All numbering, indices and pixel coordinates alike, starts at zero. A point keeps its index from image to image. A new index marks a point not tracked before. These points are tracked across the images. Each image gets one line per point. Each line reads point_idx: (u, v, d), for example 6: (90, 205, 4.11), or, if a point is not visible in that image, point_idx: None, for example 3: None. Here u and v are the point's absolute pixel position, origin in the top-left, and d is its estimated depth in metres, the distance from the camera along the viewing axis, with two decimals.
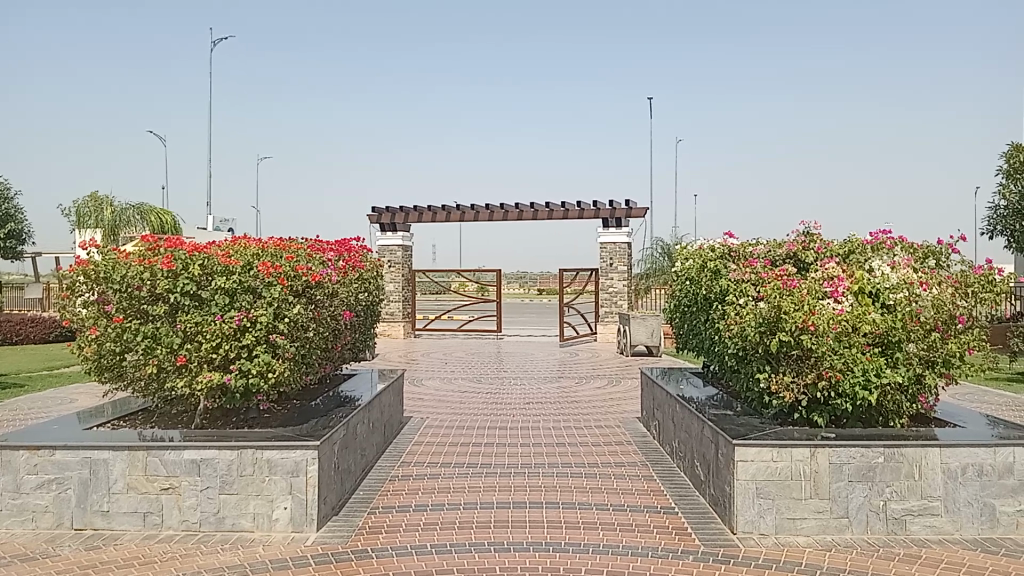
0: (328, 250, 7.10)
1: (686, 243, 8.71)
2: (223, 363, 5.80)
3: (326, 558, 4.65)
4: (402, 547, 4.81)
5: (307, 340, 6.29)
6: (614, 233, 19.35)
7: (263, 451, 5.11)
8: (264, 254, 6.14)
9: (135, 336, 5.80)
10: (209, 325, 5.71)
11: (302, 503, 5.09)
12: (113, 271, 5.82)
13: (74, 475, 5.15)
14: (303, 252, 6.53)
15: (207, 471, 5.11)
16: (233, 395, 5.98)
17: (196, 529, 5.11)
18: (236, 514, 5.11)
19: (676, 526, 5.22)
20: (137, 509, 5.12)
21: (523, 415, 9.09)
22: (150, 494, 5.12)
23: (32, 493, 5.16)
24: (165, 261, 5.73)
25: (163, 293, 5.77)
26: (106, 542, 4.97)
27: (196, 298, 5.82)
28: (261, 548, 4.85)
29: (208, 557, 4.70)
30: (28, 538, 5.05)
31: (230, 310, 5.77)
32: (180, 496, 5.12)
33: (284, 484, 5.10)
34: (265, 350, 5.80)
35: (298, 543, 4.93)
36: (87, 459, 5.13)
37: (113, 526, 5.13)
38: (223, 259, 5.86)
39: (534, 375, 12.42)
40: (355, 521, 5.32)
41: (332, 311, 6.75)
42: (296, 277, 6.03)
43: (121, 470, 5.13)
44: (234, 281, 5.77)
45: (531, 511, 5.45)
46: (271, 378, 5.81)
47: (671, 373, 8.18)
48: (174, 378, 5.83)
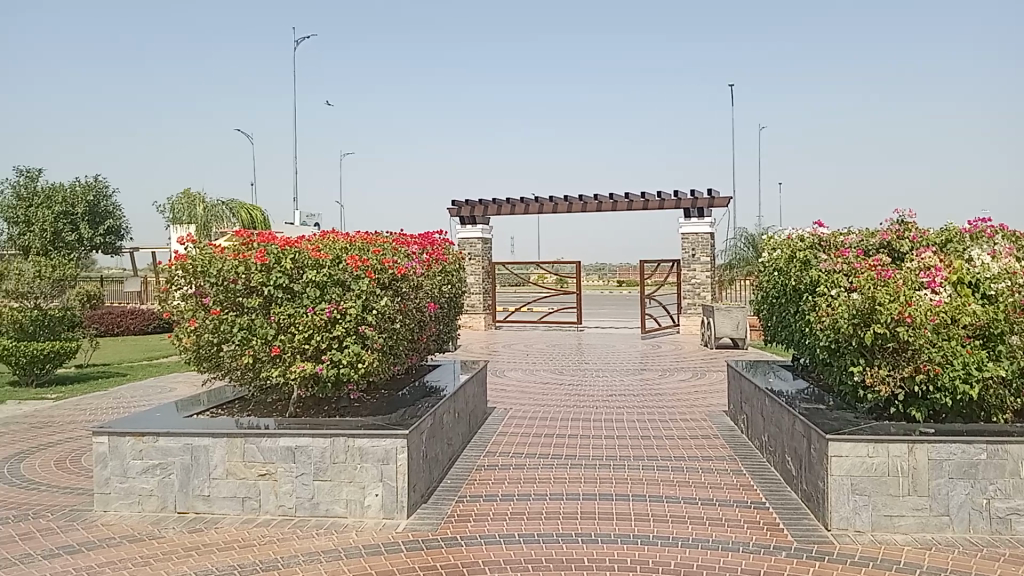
0: (412, 243, 7.21)
1: (774, 233, 8.50)
2: (316, 353, 5.97)
3: (417, 545, 4.73)
4: (490, 536, 4.86)
5: (394, 331, 6.40)
6: (697, 223, 19.04)
7: (355, 439, 5.22)
8: (352, 248, 6.28)
9: (232, 328, 6.00)
10: (301, 317, 5.87)
11: (392, 491, 5.19)
12: (211, 265, 6.04)
13: (176, 461, 5.37)
14: (388, 245, 6.64)
15: (302, 458, 5.27)
16: (325, 384, 6.11)
17: (293, 514, 5.27)
18: (330, 500, 5.24)
19: (767, 522, 5.12)
20: (236, 494, 5.32)
21: (606, 407, 9.06)
22: (248, 479, 5.31)
23: (138, 478, 5.41)
24: (259, 255, 5.93)
25: (257, 287, 5.96)
26: (208, 525, 5.17)
27: (288, 291, 5.98)
28: (355, 534, 4.97)
29: (304, 541, 4.85)
30: (135, 520, 5.30)
31: (322, 302, 5.91)
32: (277, 482, 5.29)
33: (374, 472, 5.21)
34: (354, 341, 5.94)
35: (389, 529, 5.03)
36: (189, 446, 5.35)
37: (214, 510, 5.34)
38: (314, 253, 6.01)
39: (616, 367, 12.36)
40: (444, 509, 5.39)
41: (417, 303, 6.85)
42: (383, 270, 6.14)
43: (221, 456, 5.33)
44: (324, 273, 5.91)
45: (618, 504, 5.43)
46: (361, 368, 5.93)
47: (758, 366, 8.00)
48: (269, 367, 6.02)
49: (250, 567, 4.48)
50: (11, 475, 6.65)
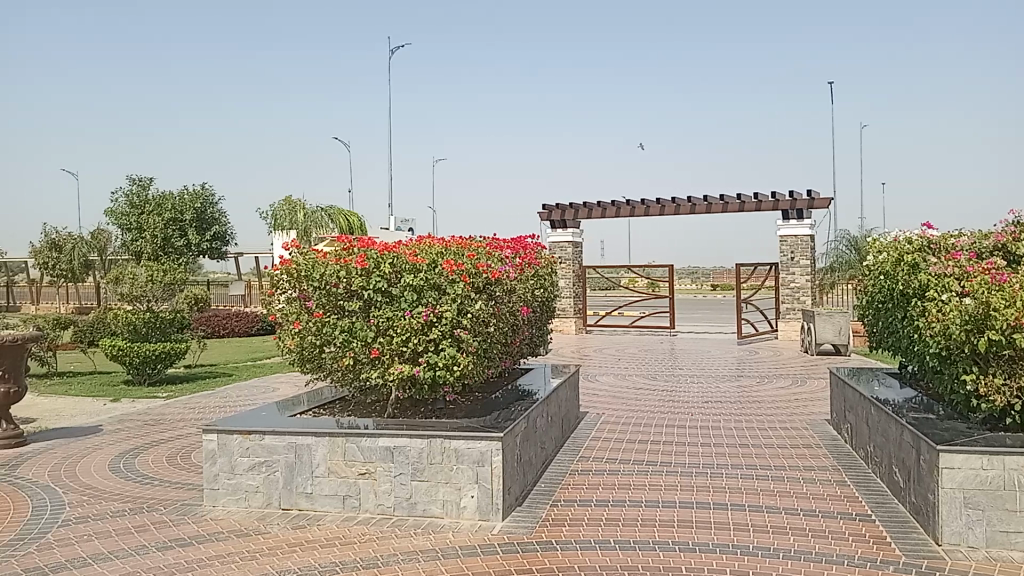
0: (505, 246, 7.26)
1: (879, 235, 8.20)
2: (413, 356, 6.09)
3: (512, 548, 4.77)
4: (586, 541, 4.85)
5: (488, 335, 6.46)
6: (796, 225, 18.53)
7: (451, 441, 5.30)
8: (448, 252, 6.37)
9: (333, 331, 6.18)
10: (399, 320, 6.00)
11: (488, 493, 5.24)
12: (313, 269, 6.24)
13: (281, 459, 5.56)
14: (482, 249, 6.71)
15: (400, 458, 5.38)
16: (422, 386, 6.23)
17: (391, 513, 5.39)
18: (427, 501, 5.34)
19: (873, 535, 4.94)
20: (337, 492, 5.47)
21: (702, 413, 8.91)
22: (348, 478, 5.46)
23: (245, 475, 5.63)
24: (360, 260, 6.08)
25: (357, 291, 6.12)
26: (311, 522, 5.34)
27: (386, 294, 6.11)
28: (452, 534, 5.04)
29: (403, 540, 4.95)
30: (242, 515, 5.52)
31: (418, 305, 6.02)
32: (376, 481, 5.42)
33: (470, 474, 5.28)
34: (450, 344, 6.03)
35: (485, 531, 5.08)
36: (293, 444, 5.53)
37: (316, 507, 5.51)
38: (411, 257, 6.13)
39: (712, 373, 12.15)
40: (539, 512, 5.41)
41: (511, 307, 6.90)
42: (477, 274, 6.21)
43: (323, 454, 5.49)
44: (421, 277, 6.02)
45: (716, 512, 5.34)
46: (456, 371, 6.02)
47: (862, 373, 7.73)
48: (368, 369, 6.17)
49: (351, 564, 4.60)
50: (128, 470, 7.02)
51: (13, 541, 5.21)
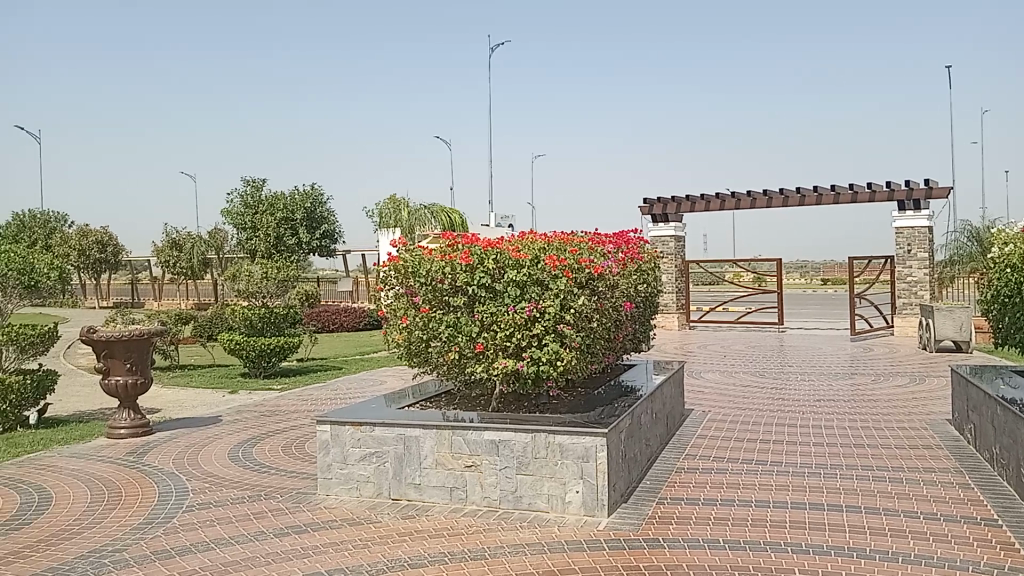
0: (607, 241, 7.24)
1: (1004, 226, 7.75)
2: (516, 351, 6.14)
3: (618, 544, 4.76)
4: (693, 540, 4.80)
5: (591, 330, 6.45)
6: (913, 216, 17.72)
7: (555, 436, 5.32)
8: (550, 248, 6.39)
9: (439, 325, 6.29)
10: (503, 315, 6.06)
11: (592, 488, 5.24)
12: (420, 266, 6.37)
13: (390, 450, 5.72)
14: (585, 244, 6.71)
15: (505, 451, 5.44)
16: (525, 381, 6.28)
17: (497, 506, 5.46)
18: (532, 494, 5.39)
19: (1001, 540, 4.69)
20: (444, 483, 5.59)
21: (813, 412, 8.65)
22: (455, 470, 5.56)
23: (356, 465, 5.82)
24: (464, 256, 6.17)
25: (462, 286, 6.21)
26: (419, 512, 5.47)
27: (490, 290, 6.19)
28: (557, 528, 5.07)
29: (509, 533, 5.01)
30: (354, 504, 5.70)
31: (522, 301, 6.06)
32: (482, 473, 5.50)
33: (575, 469, 5.29)
34: (553, 339, 6.05)
35: (590, 526, 5.09)
36: (401, 436, 5.68)
37: (425, 498, 5.64)
38: (514, 253, 6.18)
39: (823, 371, 11.77)
40: (644, 510, 5.38)
41: (614, 302, 6.87)
42: (580, 269, 6.21)
43: (430, 446, 5.62)
44: (524, 273, 6.06)
45: (829, 514, 5.18)
46: (560, 366, 6.04)
47: (987, 371, 7.34)
48: (473, 363, 6.26)
49: (458, 555, 4.69)
50: (246, 458, 7.35)
51: (143, 524, 5.55)
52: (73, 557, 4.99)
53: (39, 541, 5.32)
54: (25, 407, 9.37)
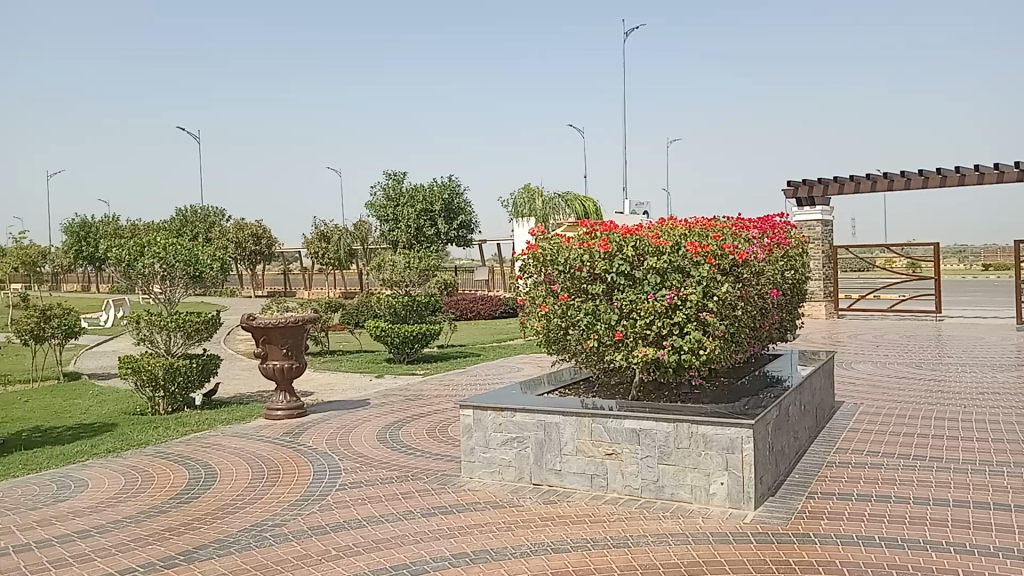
0: (752, 226, 7.00)
1: None
2: (657, 339, 6.04)
3: (767, 538, 4.61)
4: (847, 536, 4.59)
5: (736, 318, 6.26)
6: None
7: (699, 426, 5.21)
8: (692, 233, 6.25)
9: (578, 313, 6.27)
10: (642, 303, 5.97)
11: (738, 481, 5.10)
12: (558, 254, 6.38)
13: (531, 436, 5.78)
14: (728, 230, 6.51)
15: (647, 441, 5.38)
16: (666, 369, 6.17)
17: (638, 495, 5.42)
18: (675, 485, 5.31)
19: None
20: (585, 470, 5.59)
21: (978, 405, 8.08)
22: (596, 458, 5.56)
23: (498, 449, 5.91)
24: (603, 244, 6.12)
25: (601, 274, 6.16)
26: (561, 498, 5.50)
27: (629, 278, 6.11)
28: (701, 520, 4.97)
29: (651, 523, 4.95)
30: (497, 487, 5.80)
31: (662, 288, 5.96)
32: (623, 462, 5.47)
33: (720, 460, 5.17)
34: (695, 327, 5.91)
35: (736, 519, 4.96)
36: (542, 422, 5.72)
37: (566, 484, 5.66)
38: (654, 240, 6.08)
39: (988, 362, 10.98)
40: (793, 504, 5.19)
41: (760, 290, 6.64)
42: (723, 256, 6.04)
43: (571, 433, 5.63)
44: (664, 260, 5.96)
45: (999, 514, 4.83)
46: (703, 355, 5.90)
47: None
48: (612, 352, 6.20)
49: (601, 542, 4.68)
50: (393, 440, 7.61)
51: (299, 501, 5.84)
52: (237, 530, 5.32)
53: (208, 514, 5.71)
54: (192, 389, 10.07)
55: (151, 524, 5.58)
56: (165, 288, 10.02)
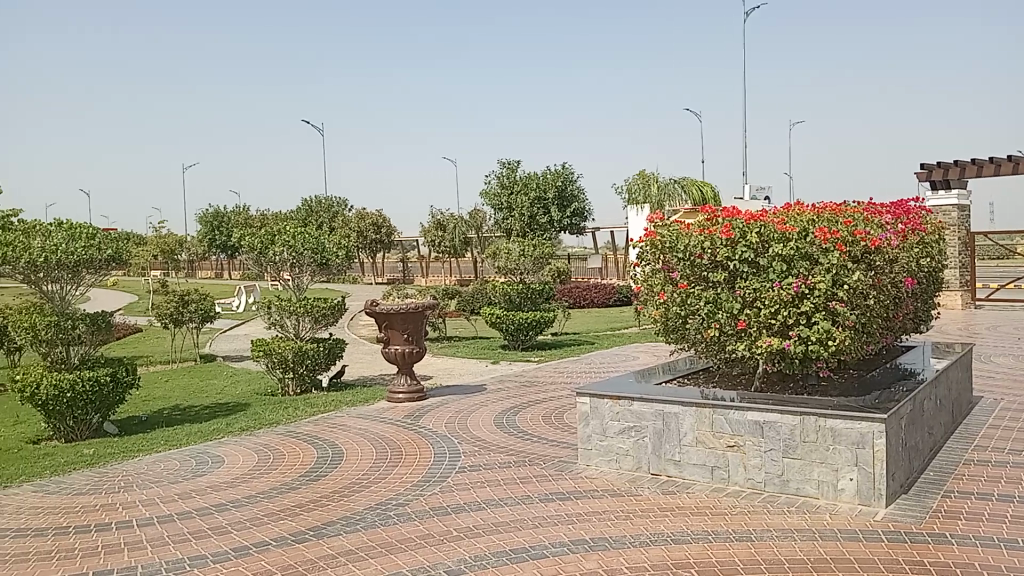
0: (885, 212, 6.69)
1: None
2: (782, 329, 5.84)
3: (899, 537, 4.40)
4: (988, 539, 4.32)
5: (867, 308, 5.98)
6: None
7: (827, 420, 5.02)
8: (820, 219, 6.02)
9: (698, 302, 6.14)
10: (767, 292, 5.80)
11: (869, 477, 4.89)
12: (678, 241, 6.28)
13: (649, 425, 5.72)
14: (859, 215, 6.23)
15: (770, 433, 5.23)
16: (792, 360, 5.95)
17: (761, 488, 5.27)
18: (800, 479, 5.13)
19: None
20: (705, 462, 5.49)
21: None
22: (717, 449, 5.45)
23: (616, 438, 5.88)
24: (724, 230, 5.98)
25: (723, 261, 6.02)
26: (680, 488, 5.41)
27: (753, 266, 5.95)
28: (828, 516, 4.80)
29: (775, 517, 4.81)
30: (614, 475, 5.77)
31: (788, 277, 5.77)
32: (745, 454, 5.34)
33: (849, 455, 4.96)
34: (823, 317, 5.68)
35: (866, 516, 4.75)
36: (661, 412, 5.66)
37: (685, 475, 5.58)
38: (780, 226, 5.89)
39: None
40: (928, 502, 4.94)
41: (893, 278, 6.32)
42: (854, 242, 5.78)
43: (691, 424, 5.54)
44: (791, 247, 5.76)
45: None
46: (832, 346, 5.65)
47: None
48: (734, 342, 6.05)
49: (723, 535, 4.59)
50: (510, 425, 7.69)
51: (421, 482, 5.98)
52: (362, 508, 5.50)
53: (334, 492, 5.92)
54: (318, 372, 10.47)
55: (282, 500, 5.84)
56: (294, 274, 10.46)
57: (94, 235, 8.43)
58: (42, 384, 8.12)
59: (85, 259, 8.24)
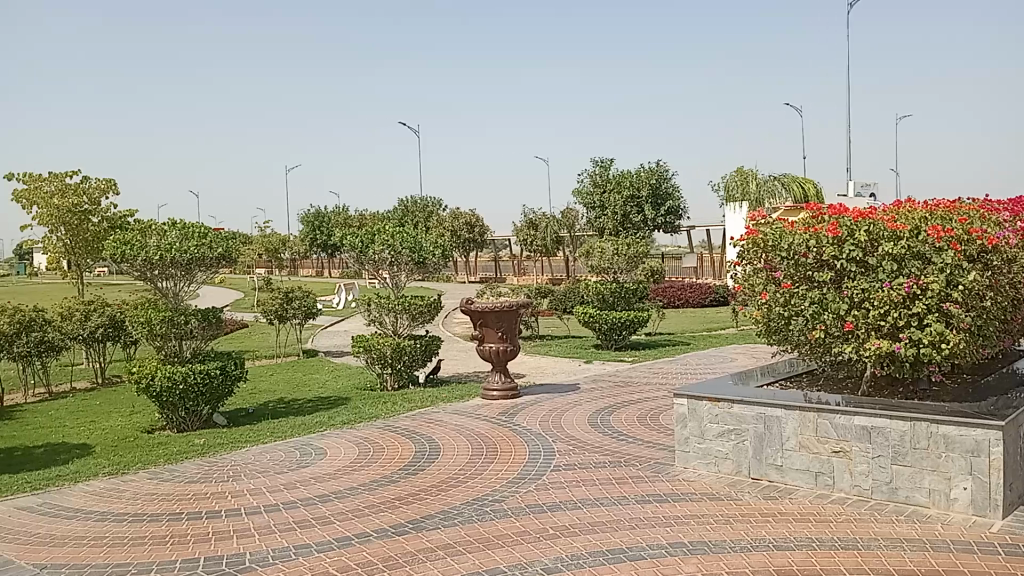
0: (1003, 210, 6.35)
1: None
2: (892, 331, 5.61)
3: (1018, 551, 4.17)
4: None
5: (984, 310, 5.68)
6: None
7: (939, 426, 4.80)
8: (934, 217, 5.77)
9: (802, 302, 5.97)
10: (876, 292, 5.58)
11: (985, 487, 4.65)
12: (781, 239, 6.13)
13: (750, 428, 5.61)
14: (975, 212, 5.93)
15: (878, 439, 5.04)
16: (902, 364, 5.71)
17: (868, 496, 5.09)
18: (910, 487, 4.93)
19: None
20: (809, 467, 5.34)
21: None
22: (822, 455, 5.29)
23: (714, 441, 5.78)
24: (831, 228, 5.81)
25: (830, 260, 5.85)
26: (782, 494, 5.28)
27: (862, 265, 5.76)
28: (940, 526, 4.59)
29: (883, 526, 4.64)
30: (713, 479, 5.67)
31: (899, 276, 5.54)
32: (851, 460, 5.16)
33: (963, 464, 4.74)
34: (937, 319, 5.41)
35: (981, 528, 4.52)
36: (762, 415, 5.54)
37: (787, 480, 5.44)
38: (890, 224, 5.67)
39: None
40: None
41: (1012, 279, 5.98)
42: (970, 241, 5.44)
43: (794, 428, 5.40)
44: (902, 246, 5.54)
45: None
46: (945, 350, 5.36)
47: None
48: (840, 344, 5.85)
49: (827, 542, 4.45)
50: (604, 425, 7.65)
51: (517, 479, 6.02)
52: (459, 503, 5.58)
53: (432, 486, 6.02)
54: (414, 368, 10.66)
55: (382, 492, 5.97)
56: (393, 272, 10.69)
57: (204, 234, 8.82)
58: (157, 376, 8.54)
59: (197, 256, 8.63)
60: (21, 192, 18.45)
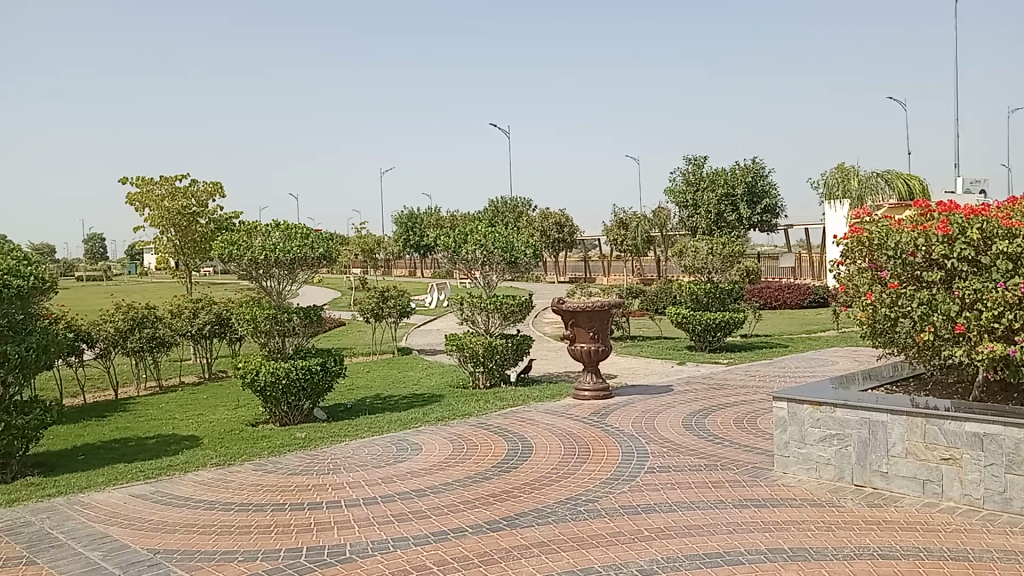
0: None
1: None
2: (1007, 334, 5.33)
3: None
4: None
5: None
6: None
7: None
8: None
9: (909, 302, 5.74)
10: (989, 293, 5.31)
11: None
12: (888, 238, 5.91)
13: (854, 434, 5.44)
14: None
15: (991, 447, 4.80)
16: (1019, 369, 5.41)
17: (980, 506, 4.86)
18: None
19: None
20: (916, 475, 5.14)
21: None
22: (930, 462, 5.08)
23: (816, 445, 5.63)
24: (941, 226, 5.57)
25: (939, 259, 5.61)
26: (887, 502, 5.10)
27: (974, 265, 5.50)
28: None
29: (996, 537, 4.42)
30: (813, 484, 5.52)
31: (1014, 277, 5.26)
32: (962, 468, 4.94)
33: None
34: None
35: None
36: (866, 420, 5.36)
37: (892, 488, 5.25)
38: (1005, 222, 5.40)
39: None
40: None
41: None
42: None
43: (900, 434, 5.21)
44: (1018, 244, 5.26)
45: None
46: None
47: None
48: (951, 347, 5.60)
49: (936, 552, 4.27)
50: (700, 428, 7.53)
51: (611, 480, 5.99)
52: (553, 501, 5.59)
53: (525, 484, 6.05)
54: (506, 367, 10.74)
55: (476, 489, 6.04)
56: (485, 272, 10.79)
57: (307, 234, 9.09)
58: (261, 370, 8.87)
59: (299, 256, 8.92)
60: (135, 196, 19.42)
